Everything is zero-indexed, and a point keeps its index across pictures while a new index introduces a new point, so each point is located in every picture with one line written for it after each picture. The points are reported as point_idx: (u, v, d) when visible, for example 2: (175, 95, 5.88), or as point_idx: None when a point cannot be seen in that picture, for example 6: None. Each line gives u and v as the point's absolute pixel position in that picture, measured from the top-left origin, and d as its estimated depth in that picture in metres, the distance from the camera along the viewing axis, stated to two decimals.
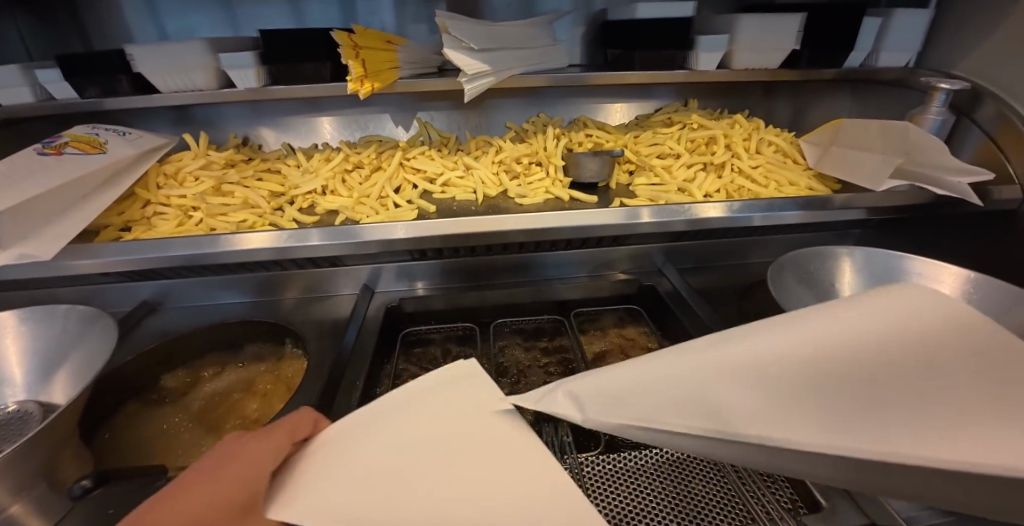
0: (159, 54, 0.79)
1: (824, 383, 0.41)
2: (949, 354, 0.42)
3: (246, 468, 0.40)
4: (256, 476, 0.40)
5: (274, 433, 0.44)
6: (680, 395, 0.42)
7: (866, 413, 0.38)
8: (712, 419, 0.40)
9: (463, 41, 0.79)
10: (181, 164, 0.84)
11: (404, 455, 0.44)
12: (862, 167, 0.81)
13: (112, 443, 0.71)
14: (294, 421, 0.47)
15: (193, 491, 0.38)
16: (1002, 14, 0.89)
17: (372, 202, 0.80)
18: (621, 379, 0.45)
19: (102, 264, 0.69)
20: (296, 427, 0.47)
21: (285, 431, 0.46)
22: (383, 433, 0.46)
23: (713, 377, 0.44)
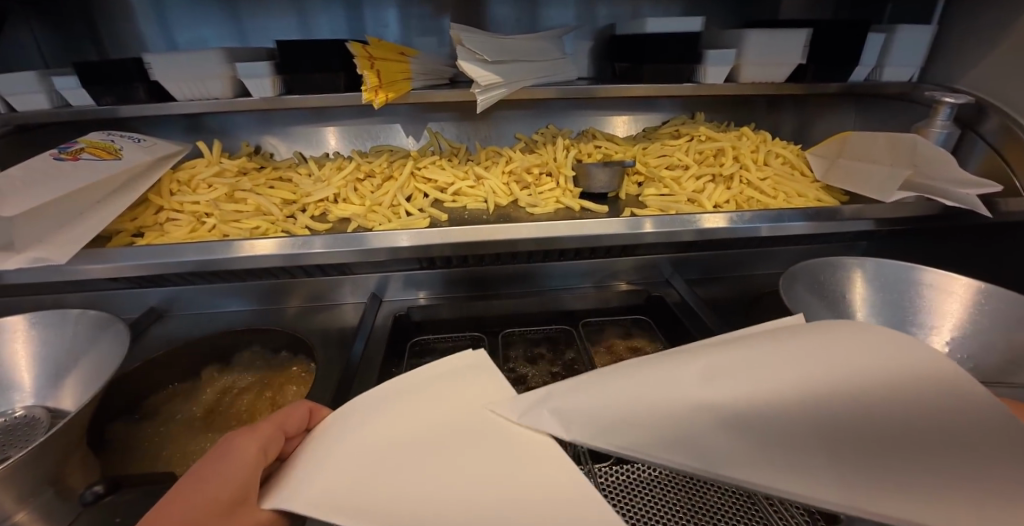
0: (175, 62, 0.80)
1: (822, 421, 0.43)
2: (954, 408, 0.43)
3: (230, 468, 0.40)
4: (240, 477, 0.40)
5: (259, 426, 0.44)
6: (661, 419, 0.44)
7: (856, 462, 0.40)
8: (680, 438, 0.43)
9: (477, 52, 0.80)
10: (194, 171, 0.84)
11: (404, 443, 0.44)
12: (869, 179, 0.82)
13: (121, 449, 0.70)
14: (282, 414, 0.47)
15: (180, 495, 0.38)
16: (1003, 31, 0.91)
17: (384, 210, 0.80)
18: (623, 397, 0.46)
19: (115, 269, 0.69)
20: (286, 419, 0.46)
21: (274, 422, 0.45)
22: (384, 423, 0.46)
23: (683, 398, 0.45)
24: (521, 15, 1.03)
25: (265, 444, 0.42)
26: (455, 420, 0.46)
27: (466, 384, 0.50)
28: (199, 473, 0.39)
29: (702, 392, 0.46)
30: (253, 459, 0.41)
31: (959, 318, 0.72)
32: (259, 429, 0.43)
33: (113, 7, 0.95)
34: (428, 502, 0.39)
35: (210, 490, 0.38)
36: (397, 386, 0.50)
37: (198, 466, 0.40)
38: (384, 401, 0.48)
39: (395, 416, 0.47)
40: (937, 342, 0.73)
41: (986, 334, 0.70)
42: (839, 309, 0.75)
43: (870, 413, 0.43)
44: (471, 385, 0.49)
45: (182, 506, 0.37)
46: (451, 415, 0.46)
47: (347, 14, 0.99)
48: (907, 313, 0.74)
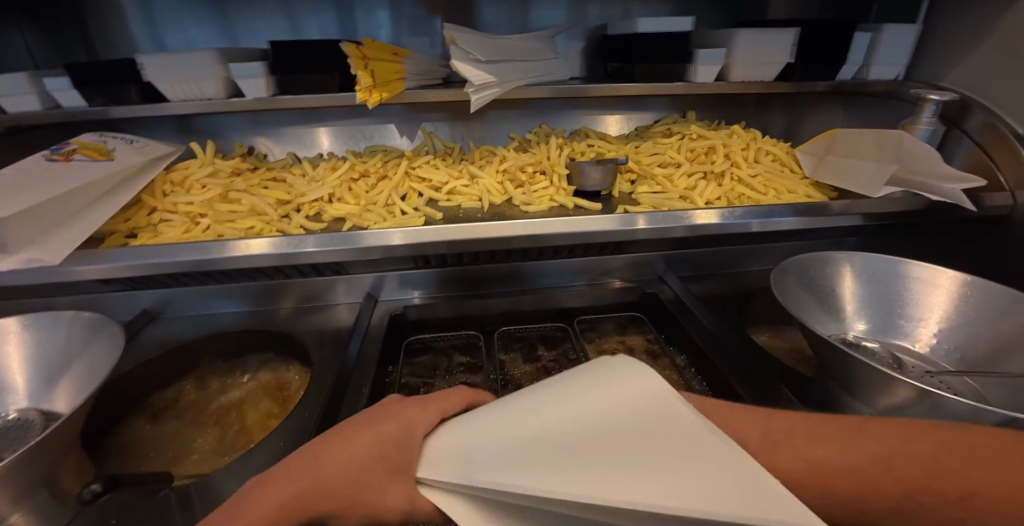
0: (169, 63, 0.79)
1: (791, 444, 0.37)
2: (902, 488, 0.38)
3: (390, 430, 0.41)
4: (397, 441, 0.40)
5: (429, 402, 0.44)
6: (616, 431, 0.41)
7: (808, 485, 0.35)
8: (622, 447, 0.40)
9: (470, 52, 0.80)
10: (187, 172, 0.84)
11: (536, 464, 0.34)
12: (858, 175, 0.83)
13: (116, 450, 0.70)
14: (448, 394, 0.46)
15: (351, 434, 0.42)
16: (986, 30, 0.93)
17: (379, 210, 0.81)
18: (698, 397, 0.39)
19: (107, 270, 0.68)
20: (449, 400, 0.45)
21: (439, 405, 0.44)
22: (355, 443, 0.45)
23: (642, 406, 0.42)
24: (514, 16, 1.04)
25: (432, 416, 0.42)
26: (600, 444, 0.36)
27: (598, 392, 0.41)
28: (372, 422, 0.42)
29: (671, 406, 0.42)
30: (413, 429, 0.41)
31: (944, 310, 0.74)
32: (426, 406, 0.43)
33: (104, 9, 0.94)
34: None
35: (373, 442, 0.40)
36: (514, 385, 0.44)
37: (370, 415, 0.44)
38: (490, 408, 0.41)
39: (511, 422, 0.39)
40: (924, 334, 0.74)
41: (972, 325, 0.71)
42: (828, 302, 0.77)
43: (823, 476, 0.39)
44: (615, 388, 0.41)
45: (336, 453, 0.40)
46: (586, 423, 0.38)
47: (340, 16, 1.00)
48: (894, 307, 0.76)
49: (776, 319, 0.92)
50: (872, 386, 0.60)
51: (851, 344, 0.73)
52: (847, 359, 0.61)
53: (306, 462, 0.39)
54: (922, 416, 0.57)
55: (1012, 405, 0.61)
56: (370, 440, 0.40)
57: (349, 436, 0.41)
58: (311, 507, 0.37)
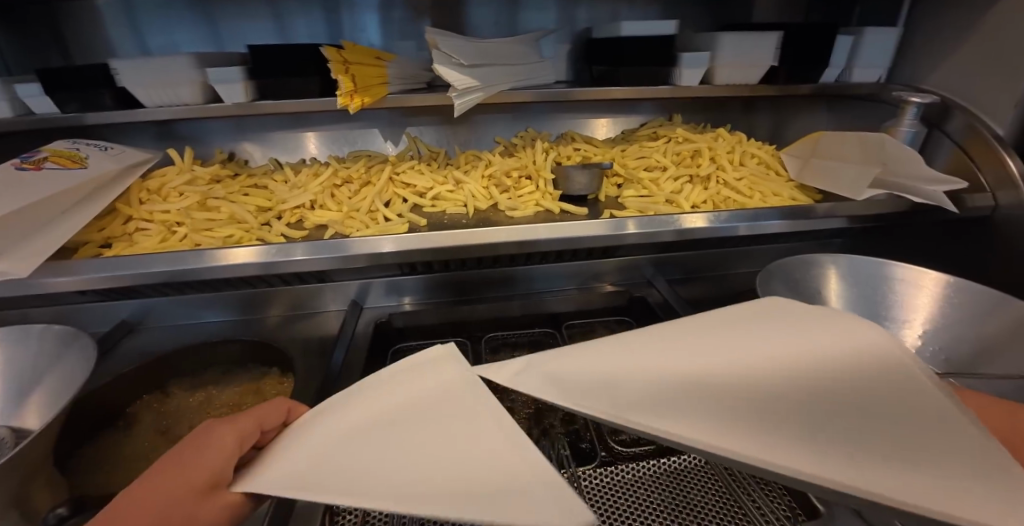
0: (144, 68, 0.78)
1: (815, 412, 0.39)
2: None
3: (209, 454, 0.41)
4: (218, 462, 0.40)
5: (250, 414, 0.45)
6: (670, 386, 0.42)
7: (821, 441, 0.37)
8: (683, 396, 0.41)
9: (453, 56, 0.79)
10: (164, 179, 0.82)
11: (666, 410, 0.39)
12: (842, 178, 0.84)
13: (92, 468, 0.68)
14: (266, 407, 0.47)
15: (160, 471, 0.40)
16: (966, 32, 0.94)
17: (362, 216, 0.79)
18: (821, 363, 0.43)
19: (79, 282, 0.66)
20: (269, 414, 0.46)
21: (254, 416, 0.45)
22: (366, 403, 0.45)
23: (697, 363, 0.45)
24: (498, 20, 1.03)
25: (246, 430, 0.43)
26: (723, 395, 0.40)
27: (744, 345, 0.45)
28: (177, 457, 0.41)
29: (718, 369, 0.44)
30: (223, 449, 0.41)
31: (929, 312, 0.74)
32: (240, 418, 0.44)
33: (79, 13, 0.92)
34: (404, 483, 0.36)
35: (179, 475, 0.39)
36: (642, 332, 0.49)
37: (183, 446, 0.42)
38: (611, 344, 0.47)
39: (635, 367, 0.44)
40: (910, 336, 0.74)
41: (957, 327, 0.71)
42: (815, 304, 0.77)
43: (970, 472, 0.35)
44: (742, 346, 0.45)
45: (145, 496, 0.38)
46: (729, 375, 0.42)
47: (323, 19, 0.98)
48: (880, 309, 0.76)
49: None
50: None
51: None
52: None
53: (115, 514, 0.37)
54: None
55: None
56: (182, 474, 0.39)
57: (155, 477, 0.40)
58: None
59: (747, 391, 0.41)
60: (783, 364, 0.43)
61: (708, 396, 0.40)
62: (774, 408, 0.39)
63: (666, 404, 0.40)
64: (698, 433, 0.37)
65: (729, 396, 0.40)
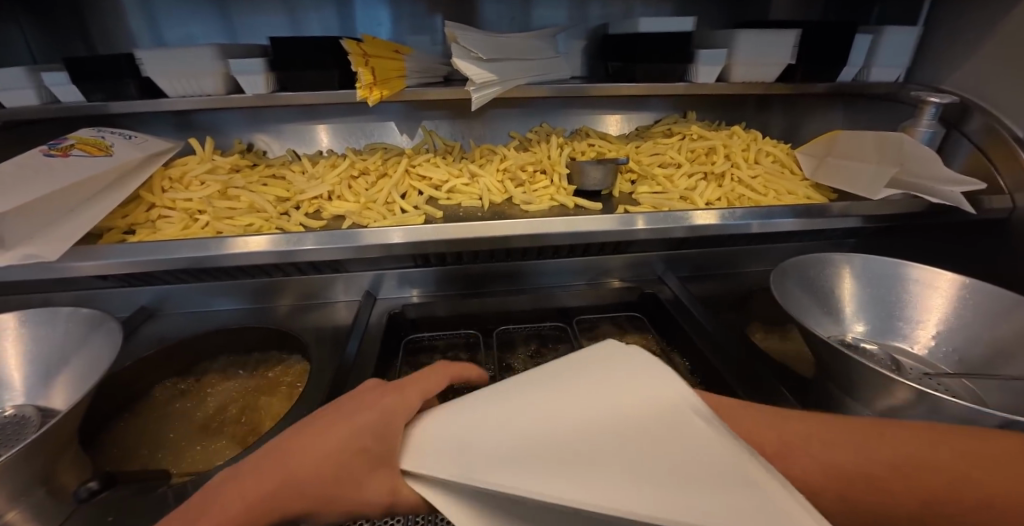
0: (168, 59, 0.79)
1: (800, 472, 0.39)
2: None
3: (369, 414, 0.40)
4: (379, 424, 0.39)
5: (413, 385, 0.44)
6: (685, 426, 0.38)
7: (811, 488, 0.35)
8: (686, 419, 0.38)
9: (471, 51, 0.80)
10: (186, 168, 0.84)
11: (536, 460, 0.34)
12: (858, 177, 0.83)
13: (114, 447, 0.70)
14: (425, 377, 0.45)
15: (328, 420, 0.41)
16: (987, 32, 0.93)
17: (379, 208, 0.80)
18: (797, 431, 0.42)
19: (105, 267, 0.68)
20: (427, 385, 0.44)
21: (418, 388, 0.44)
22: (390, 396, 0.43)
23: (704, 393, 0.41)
24: (514, 15, 1.04)
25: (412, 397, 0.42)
26: (612, 446, 0.35)
27: (623, 381, 0.41)
28: (348, 409, 0.41)
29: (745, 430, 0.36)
30: (391, 414, 0.40)
31: (943, 313, 0.74)
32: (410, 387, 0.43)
33: (103, 5, 0.94)
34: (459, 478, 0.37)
35: (349, 430, 0.39)
36: None
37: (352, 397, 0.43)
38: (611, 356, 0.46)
39: (526, 407, 0.40)
40: (922, 336, 0.74)
41: (970, 327, 0.71)
42: (827, 303, 0.77)
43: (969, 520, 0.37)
44: (632, 376, 0.42)
45: (310, 441, 0.39)
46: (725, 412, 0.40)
47: (342, 12, 0.99)
48: (893, 309, 0.76)
49: (774, 319, 0.93)
50: (867, 388, 0.61)
51: (849, 346, 0.73)
52: (844, 359, 0.61)
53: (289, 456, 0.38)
54: (921, 418, 0.57)
55: (1012, 408, 0.61)
56: (345, 432, 0.39)
57: (321, 423, 0.41)
58: (288, 502, 0.36)
59: (634, 422, 0.37)
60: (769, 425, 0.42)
61: (593, 449, 0.35)
62: (656, 445, 0.35)
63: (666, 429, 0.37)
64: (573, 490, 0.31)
65: (610, 428, 0.37)
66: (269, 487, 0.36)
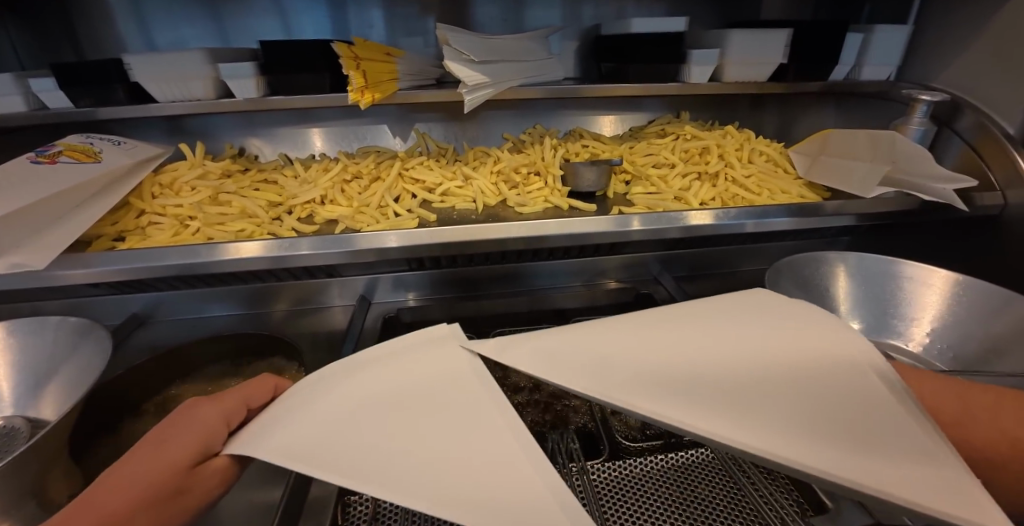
0: (156, 63, 0.77)
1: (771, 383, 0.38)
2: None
3: (188, 430, 0.40)
4: (200, 436, 0.40)
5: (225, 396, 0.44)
6: (681, 379, 0.38)
7: (804, 421, 0.35)
8: (680, 369, 0.40)
9: (463, 53, 0.79)
10: (176, 174, 0.83)
11: (684, 400, 0.36)
12: (851, 175, 0.83)
13: (107, 458, 0.69)
14: (251, 385, 0.47)
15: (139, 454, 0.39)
16: (977, 30, 0.93)
17: (372, 211, 0.80)
18: (776, 362, 0.40)
19: (95, 275, 0.67)
20: (251, 393, 0.46)
21: (238, 395, 0.45)
22: (354, 386, 0.43)
23: (685, 354, 0.41)
24: (506, 16, 1.03)
25: (231, 407, 0.43)
26: (770, 399, 0.37)
27: (631, 350, 0.42)
28: (153, 440, 0.40)
29: (708, 366, 0.40)
30: (212, 427, 0.41)
31: (937, 310, 0.74)
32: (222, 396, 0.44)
33: (91, 10, 0.93)
34: (389, 449, 0.37)
35: (164, 460, 0.38)
36: (642, 318, 0.46)
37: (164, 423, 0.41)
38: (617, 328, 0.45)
39: (584, 357, 0.41)
40: (917, 333, 0.75)
41: (964, 324, 0.71)
42: (823, 302, 0.77)
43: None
44: (805, 336, 0.42)
45: (125, 471, 0.37)
46: (719, 373, 0.39)
47: (333, 14, 0.99)
48: (887, 306, 0.77)
49: None
50: None
51: None
52: None
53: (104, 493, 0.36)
54: None
55: None
56: (158, 456, 0.38)
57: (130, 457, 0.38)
58: None
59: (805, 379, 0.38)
60: (754, 366, 0.39)
61: (707, 389, 0.37)
62: (658, 388, 0.37)
63: (645, 388, 0.37)
64: (728, 429, 0.34)
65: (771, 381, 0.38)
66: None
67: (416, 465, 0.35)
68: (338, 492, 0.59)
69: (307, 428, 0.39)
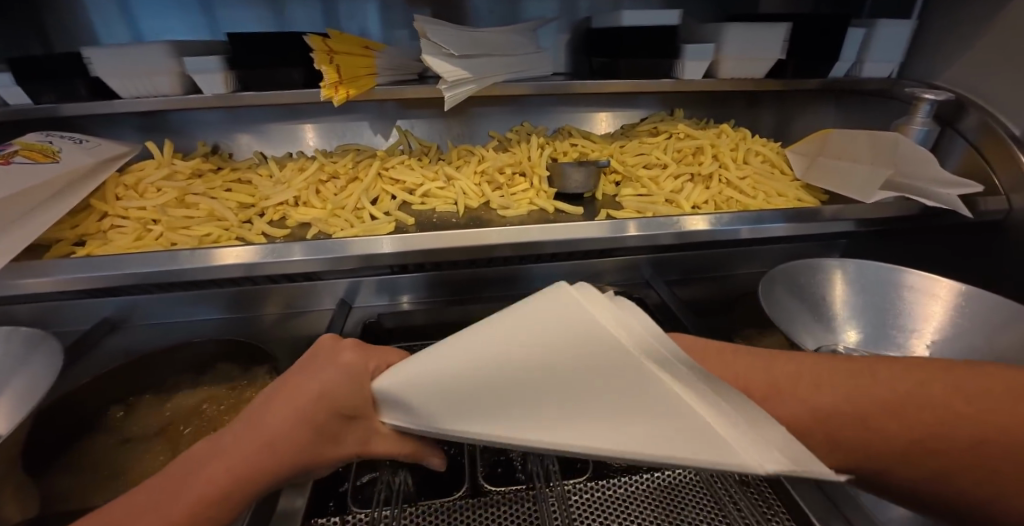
0: (118, 57, 0.73)
1: (573, 384, 0.35)
2: None
3: (323, 376, 0.40)
4: (332, 385, 0.39)
5: (368, 351, 0.43)
6: (487, 396, 0.36)
7: (635, 423, 0.34)
8: (471, 391, 0.36)
9: (442, 47, 0.75)
10: (141, 174, 0.79)
11: (506, 421, 0.36)
12: (851, 178, 0.80)
13: (67, 474, 0.65)
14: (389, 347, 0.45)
15: (292, 383, 0.40)
16: (985, 25, 0.89)
17: (347, 214, 0.76)
18: (555, 364, 0.35)
19: (50, 283, 0.63)
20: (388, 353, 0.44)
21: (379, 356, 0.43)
22: (474, 348, 0.37)
23: (469, 374, 0.36)
24: (493, 8, 0.99)
25: (370, 362, 0.42)
26: (579, 384, 0.35)
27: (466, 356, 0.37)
28: (298, 384, 0.40)
29: (489, 379, 0.36)
30: (339, 381, 0.40)
31: (941, 323, 0.70)
32: (366, 353, 0.43)
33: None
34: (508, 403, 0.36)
35: (305, 395, 0.39)
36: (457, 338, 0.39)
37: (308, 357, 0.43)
38: (444, 349, 0.38)
39: (435, 372, 0.38)
40: (917, 347, 0.70)
41: (970, 337, 0.68)
42: (819, 311, 0.74)
43: None
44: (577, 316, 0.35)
45: (277, 400, 0.39)
46: (514, 383, 0.36)
47: (312, 6, 0.94)
48: (886, 317, 0.73)
49: (763, 324, 0.90)
50: None
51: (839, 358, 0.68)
52: None
53: (263, 410, 0.38)
54: None
55: None
56: (301, 392, 0.39)
57: (281, 385, 0.40)
58: (261, 468, 0.36)
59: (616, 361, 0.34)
60: (544, 368, 0.36)
61: (518, 407, 0.35)
62: (495, 408, 0.36)
63: (460, 409, 0.36)
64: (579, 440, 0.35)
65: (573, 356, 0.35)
66: (213, 492, 0.34)
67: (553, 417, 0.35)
68: (305, 509, 0.56)
69: (419, 391, 0.38)
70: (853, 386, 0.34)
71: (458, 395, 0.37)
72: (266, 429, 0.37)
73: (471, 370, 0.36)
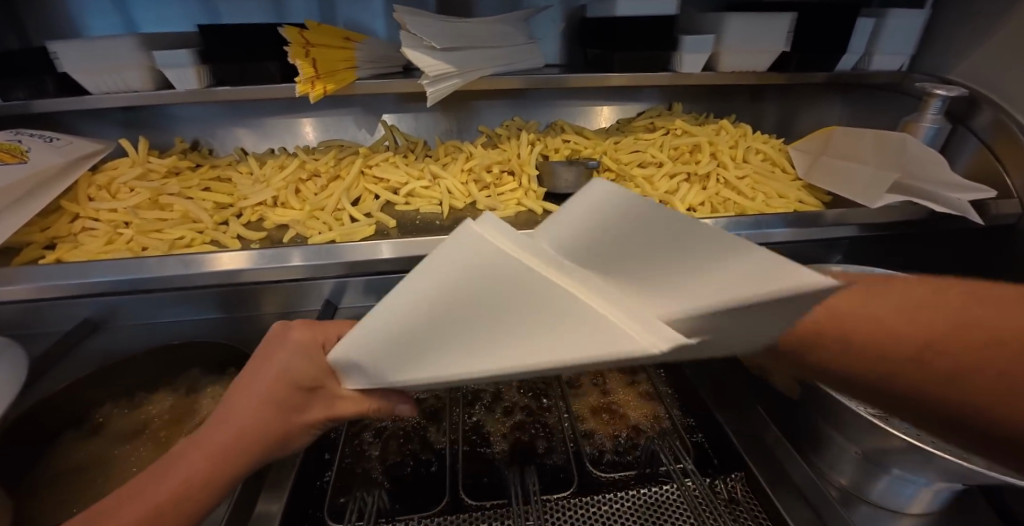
0: (85, 50, 0.70)
1: (509, 296, 0.27)
2: None
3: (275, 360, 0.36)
4: (285, 366, 0.35)
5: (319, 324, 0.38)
6: (461, 321, 0.27)
7: (564, 324, 0.26)
8: (450, 320, 0.27)
9: (422, 39, 0.71)
10: (114, 173, 0.76)
11: (488, 346, 0.27)
12: (856, 180, 0.76)
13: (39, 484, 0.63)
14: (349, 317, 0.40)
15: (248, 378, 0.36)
16: (1002, 16, 0.84)
17: (326, 216, 0.73)
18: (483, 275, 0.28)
19: (16, 291, 0.61)
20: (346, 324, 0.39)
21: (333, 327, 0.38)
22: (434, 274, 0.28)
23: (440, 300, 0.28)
24: None
25: (321, 337, 0.38)
26: (504, 295, 0.27)
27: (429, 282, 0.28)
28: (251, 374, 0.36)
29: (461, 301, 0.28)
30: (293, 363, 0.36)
31: None
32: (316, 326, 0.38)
33: None
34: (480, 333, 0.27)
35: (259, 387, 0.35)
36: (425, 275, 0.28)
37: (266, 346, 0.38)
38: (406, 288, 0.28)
39: (401, 304, 0.28)
40: None
41: None
42: None
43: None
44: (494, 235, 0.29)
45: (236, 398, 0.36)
46: (485, 301, 0.27)
47: None
48: None
49: None
50: (851, 430, 0.55)
51: None
52: (824, 396, 0.55)
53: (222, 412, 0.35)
54: (908, 467, 0.52)
55: None
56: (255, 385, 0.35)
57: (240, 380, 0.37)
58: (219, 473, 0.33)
59: (521, 267, 0.28)
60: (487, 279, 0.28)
61: (496, 326, 0.27)
62: (476, 333, 0.27)
63: (446, 343, 0.28)
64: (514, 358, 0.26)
65: (489, 272, 0.28)
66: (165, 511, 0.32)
67: (500, 337, 0.27)
68: (282, 513, 0.53)
69: (384, 330, 0.28)
70: (877, 300, 0.32)
71: (398, 338, 0.28)
72: (213, 443, 0.34)
73: (421, 307, 0.28)
